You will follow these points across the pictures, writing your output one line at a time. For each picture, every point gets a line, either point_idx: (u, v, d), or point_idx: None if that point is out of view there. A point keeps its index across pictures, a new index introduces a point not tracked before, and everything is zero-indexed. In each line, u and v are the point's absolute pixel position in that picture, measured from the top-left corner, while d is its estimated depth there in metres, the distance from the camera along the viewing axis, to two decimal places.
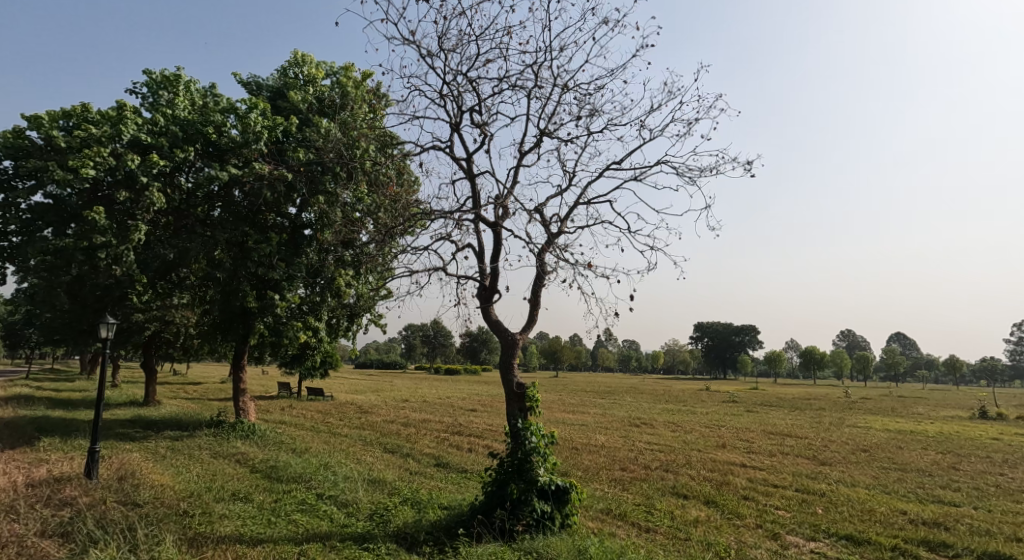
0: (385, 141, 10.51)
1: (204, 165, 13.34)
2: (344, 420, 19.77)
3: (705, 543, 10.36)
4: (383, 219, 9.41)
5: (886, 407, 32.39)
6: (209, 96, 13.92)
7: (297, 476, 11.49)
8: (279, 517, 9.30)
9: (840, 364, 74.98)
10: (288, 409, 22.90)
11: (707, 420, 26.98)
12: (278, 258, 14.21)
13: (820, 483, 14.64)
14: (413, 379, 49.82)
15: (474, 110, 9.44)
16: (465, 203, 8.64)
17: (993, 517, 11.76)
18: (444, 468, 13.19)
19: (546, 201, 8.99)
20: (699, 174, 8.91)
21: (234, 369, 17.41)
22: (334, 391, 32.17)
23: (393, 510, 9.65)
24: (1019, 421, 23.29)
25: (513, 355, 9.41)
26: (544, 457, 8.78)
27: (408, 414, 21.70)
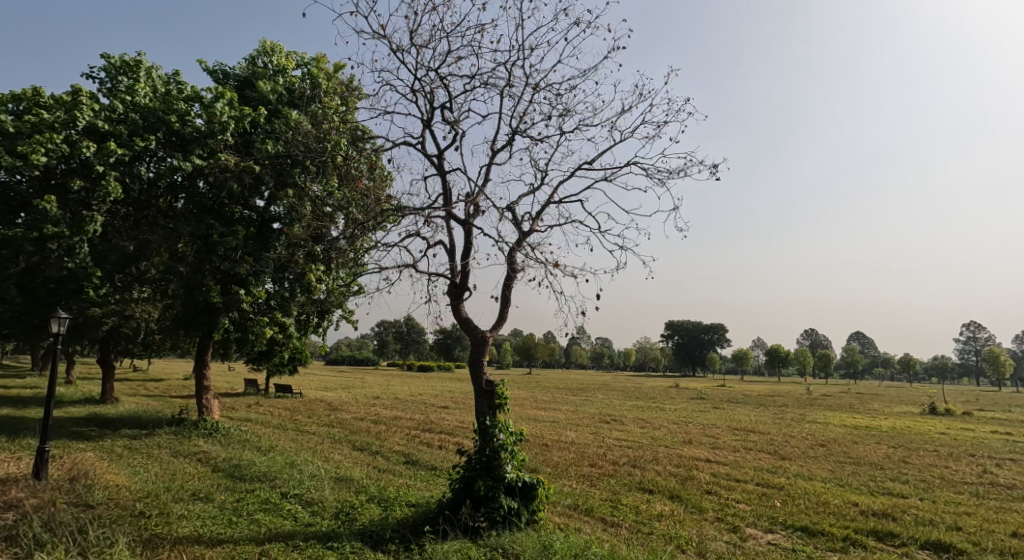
0: (357, 134, 10.46)
1: (166, 155, 13.21)
2: (312, 417, 19.69)
3: (668, 536, 10.65)
4: (355, 214, 9.41)
5: (845, 402, 33.49)
6: (172, 83, 13.59)
7: (261, 475, 11.44)
8: (240, 517, 9.29)
9: (804, 362, 76.72)
10: (255, 405, 22.70)
11: (676, 417, 27.45)
12: (245, 253, 14.06)
13: (779, 477, 15.09)
14: (385, 376, 49.62)
15: (446, 107, 9.52)
16: (436, 201, 8.67)
17: (936, 508, 12.29)
18: (412, 466, 13.27)
19: (518, 199, 9.07)
20: (668, 176, 9.01)
21: (198, 367, 17.20)
22: (304, 388, 31.89)
23: (360, 509, 9.70)
24: (967, 416, 24.26)
25: (482, 353, 9.49)
26: (512, 454, 8.93)
27: (377, 411, 21.66)
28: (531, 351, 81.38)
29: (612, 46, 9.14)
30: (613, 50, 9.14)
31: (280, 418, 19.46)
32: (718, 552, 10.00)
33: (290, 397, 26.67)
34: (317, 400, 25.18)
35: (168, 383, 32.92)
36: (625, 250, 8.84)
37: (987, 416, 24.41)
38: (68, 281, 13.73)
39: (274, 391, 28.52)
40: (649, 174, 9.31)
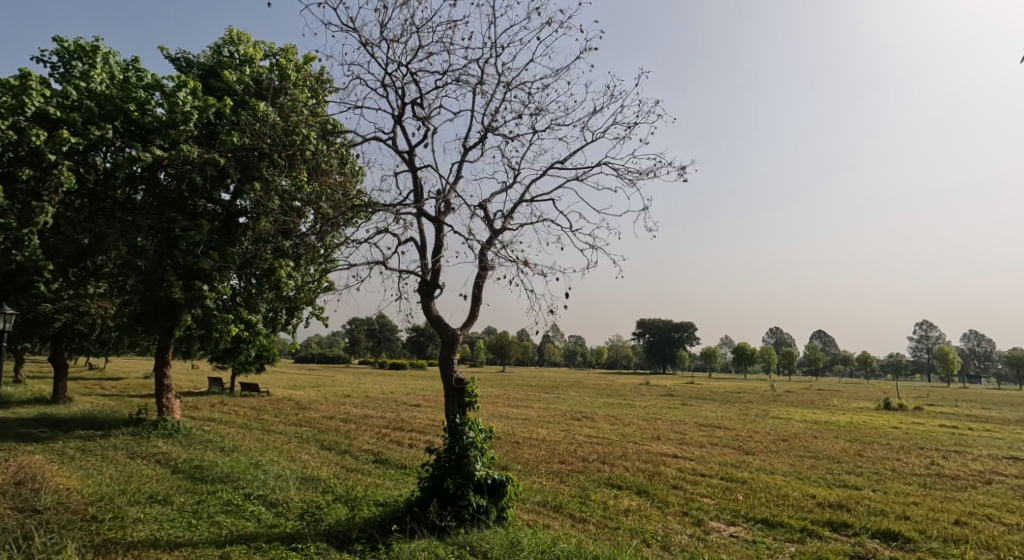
0: (328, 128, 10.44)
1: (124, 145, 12.86)
2: (279, 416, 19.48)
3: (633, 531, 10.87)
4: (324, 209, 9.35)
5: (807, 399, 34.48)
6: (130, 70, 13.47)
7: (223, 476, 11.35)
8: (200, 520, 9.22)
9: (769, 359, 78.32)
10: (219, 405, 22.32)
11: (644, 413, 27.87)
12: (209, 248, 13.72)
13: (742, 471, 15.51)
14: (356, 374, 49.19)
15: (415, 103, 9.32)
16: (406, 197, 8.67)
17: (887, 498, 12.77)
18: (382, 464, 13.30)
19: (489, 196, 9.10)
20: (639, 177, 9.03)
21: (158, 366, 16.94)
22: (272, 387, 31.49)
23: (326, 509, 9.71)
24: (918, 411, 25.23)
25: (452, 351, 9.56)
26: (481, 452, 9.04)
27: (347, 409, 21.57)
28: (504, 349, 81.61)
29: (585, 45, 9.05)
30: (586, 48, 9.05)
31: (245, 417, 19.26)
32: (681, 545, 10.25)
33: (256, 396, 26.32)
34: (284, 399, 24.92)
35: (127, 382, 31.97)
36: (597, 250, 8.96)
37: (937, 410, 25.45)
38: (17, 275, 13.41)
39: (240, 390, 28.12)
40: (621, 173, 9.27)
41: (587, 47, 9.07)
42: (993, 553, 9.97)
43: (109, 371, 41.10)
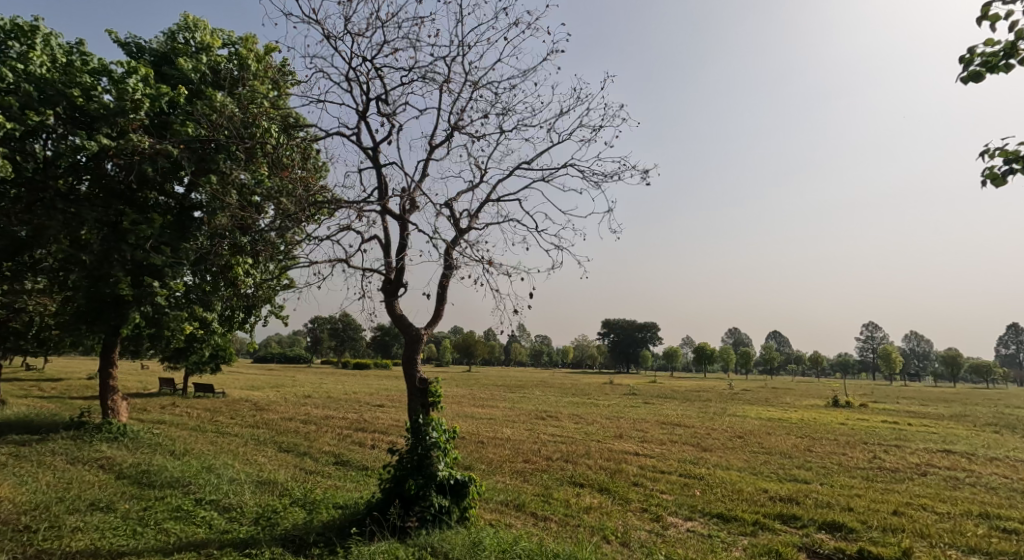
0: (289, 122, 10.41)
1: (69, 133, 12.02)
2: (235, 418, 19.25)
3: (594, 528, 11.20)
4: (285, 204, 9.25)
5: (762, 397, 35.69)
6: (74, 53, 12.65)
7: (173, 482, 11.21)
8: (147, 527, 9.13)
9: (728, 358, 80.13)
10: (171, 407, 21.92)
11: (607, 412, 28.40)
12: (163, 243, 13.70)
13: (700, 467, 16.06)
14: (317, 374, 48.61)
15: (381, 100, 9.31)
16: (369, 195, 8.65)
17: (833, 491, 13.40)
18: (343, 466, 13.35)
19: (455, 196, 9.07)
20: (603, 181, 9.07)
21: (103, 366, 16.60)
22: (229, 388, 30.92)
23: (282, 513, 9.75)
24: (864, 407, 26.43)
25: (416, 350, 9.71)
26: (444, 452, 9.22)
27: (308, 410, 21.46)
28: (471, 349, 81.60)
29: (553, 46, 9.08)
30: (554, 50, 9.10)
31: (200, 419, 18.95)
32: (640, 540, 10.63)
33: (211, 397, 25.86)
34: (240, 400, 24.57)
35: (74, 384, 30.94)
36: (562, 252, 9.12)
37: (881, 407, 26.71)
38: None
39: (194, 390, 27.50)
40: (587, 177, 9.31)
41: (554, 49, 9.10)
42: (925, 540, 10.38)
43: (58, 373, 39.70)
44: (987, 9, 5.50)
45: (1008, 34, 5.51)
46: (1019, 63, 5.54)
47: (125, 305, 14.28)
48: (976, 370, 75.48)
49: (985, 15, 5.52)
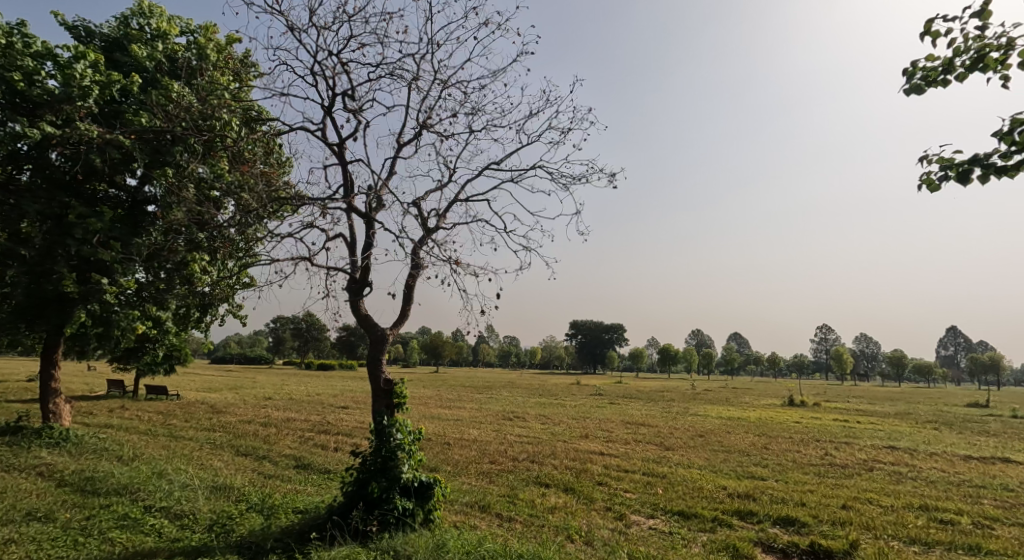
0: (250, 115, 9.92)
1: (8, 119, 11.34)
2: (189, 422, 18.82)
3: (557, 528, 11.45)
4: (246, 199, 8.70)
5: (723, 396, 36.69)
6: (15, 33, 11.84)
7: (119, 488, 10.88)
8: (91, 537, 8.89)
9: (692, 359, 81.59)
10: (120, 410, 21.31)
11: (573, 413, 28.75)
12: (114, 238, 12.89)
13: (663, 466, 16.48)
14: (280, 375, 47.84)
15: (349, 95, 9.37)
16: (336, 192, 8.39)
17: (788, 487, 13.92)
18: (304, 469, 13.24)
19: (423, 195, 8.83)
20: (569, 181, 9.41)
21: (44, 369, 16.24)
22: (184, 390, 30.16)
23: (237, 519, 9.67)
24: (819, 406, 27.41)
25: (381, 351, 9.83)
26: (409, 454, 9.34)
27: (269, 413, 21.11)
28: (439, 350, 81.16)
29: (522, 49, 9.33)
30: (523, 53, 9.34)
31: (151, 423, 18.50)
32: (603, 539, 10.91)
33: (165, 400, 25.18)
34: (197, 402, 24.01)
35: (18, 386, 29.70)
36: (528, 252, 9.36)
37: (835, 406, 27.73)
38: None
39: (146, 392, 26.72)
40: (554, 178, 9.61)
41: (523, 52, 9.34)
42: (870, 531, 10.90)
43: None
44: (929, 24, 5.69)
45: (949, 49, 5.71)
46: (958, 79, 5.75)
47: (69, 303, 13.68)
48: (917, 370, 78.92)
49: (927, 31, 5.71)
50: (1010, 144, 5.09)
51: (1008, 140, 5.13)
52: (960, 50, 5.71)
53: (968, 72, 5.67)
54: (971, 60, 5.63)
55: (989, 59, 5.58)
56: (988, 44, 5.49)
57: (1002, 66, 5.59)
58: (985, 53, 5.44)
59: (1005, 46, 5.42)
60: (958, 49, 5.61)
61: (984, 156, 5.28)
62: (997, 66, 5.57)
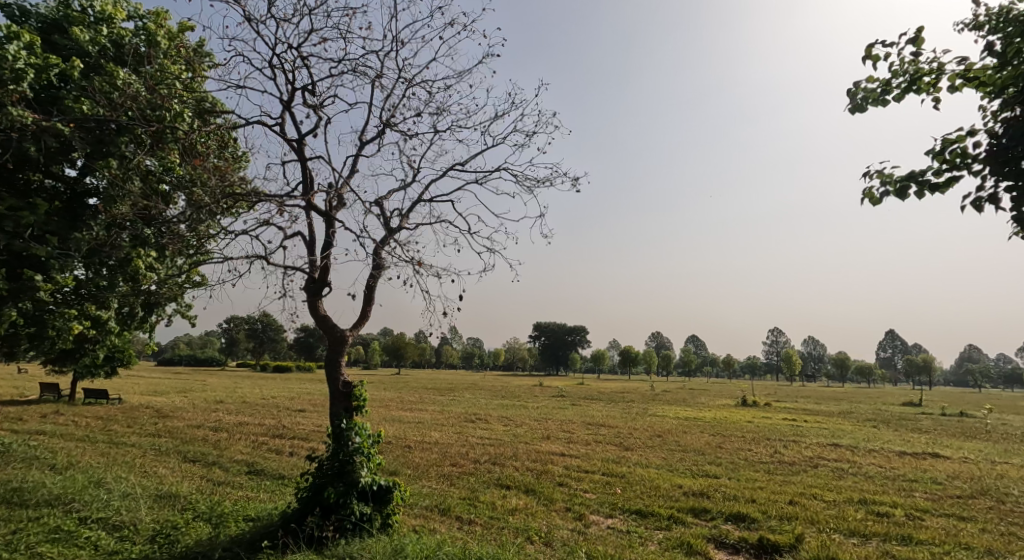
0: (203, 106, 9.56)
1: None
2: (135, 425, 17.03)
3: (518, 529, 11.66)
4: (197, 194, 8.46)
5: (678, 397, 37.80)
6: None
7: (52, 499, 9.59)
8: (17, 553, 7.86)
9: (651, 361, 83.11)
10: (55, 416, 20.17)
11: (534, 414, 29.07)
12: (43, 230, 9.40)
13: (622, 466, 16.86)
14: (233, 378, 46.63)
15: (307, 90, 8.59)
16: (295, 189, 8.12)
17: (739, 485, 14.43)
18: (257, 475, 11.90)
19: (386, 194, 8.63)
20: (536, 185, 9.06)
21: None
22: (124, 394, 28.80)
23: (183, 528, 8.93)
24: (768, 406, 28.52)
25: (340, 353, 9.88)
26: (368, 458, 9.37)
27: (219, 415, 20.45)
28: (401, 351, 80.39)
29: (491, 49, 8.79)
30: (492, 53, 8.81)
31: (91, 426, 17.57)
32: (562, 539, 11.18)
33: (104, 405, 24.04)
34: (140, 407, 23.05)
35: None
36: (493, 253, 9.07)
37: (783, 405, 28.91)
38: None
39: (83, 396, 25.45)
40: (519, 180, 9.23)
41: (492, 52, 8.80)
42: (814, 525, 11.43)
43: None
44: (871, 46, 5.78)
45: (885, 71, 5.79)
46: (894, 101, 5.85)
47: None
48: (856, 371, 82.47)
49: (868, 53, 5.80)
50: (943, 161, 5.09)
51: (943, 156, 5.12)
52: (895, 73, 5.83)
53: (903, 95, 5.79)
54: (904, 84, 5.76)
55: (921, 82, 5.73)
56: (921, 68, 5.63)
57: (933, 90, 5.72)
58: (920, 76, 5.56)
59: (937, 71, 5.56)
60: (893, 72, 5.75)
61: (918, 172, 5.22)
62: (929, 90, 5.71)
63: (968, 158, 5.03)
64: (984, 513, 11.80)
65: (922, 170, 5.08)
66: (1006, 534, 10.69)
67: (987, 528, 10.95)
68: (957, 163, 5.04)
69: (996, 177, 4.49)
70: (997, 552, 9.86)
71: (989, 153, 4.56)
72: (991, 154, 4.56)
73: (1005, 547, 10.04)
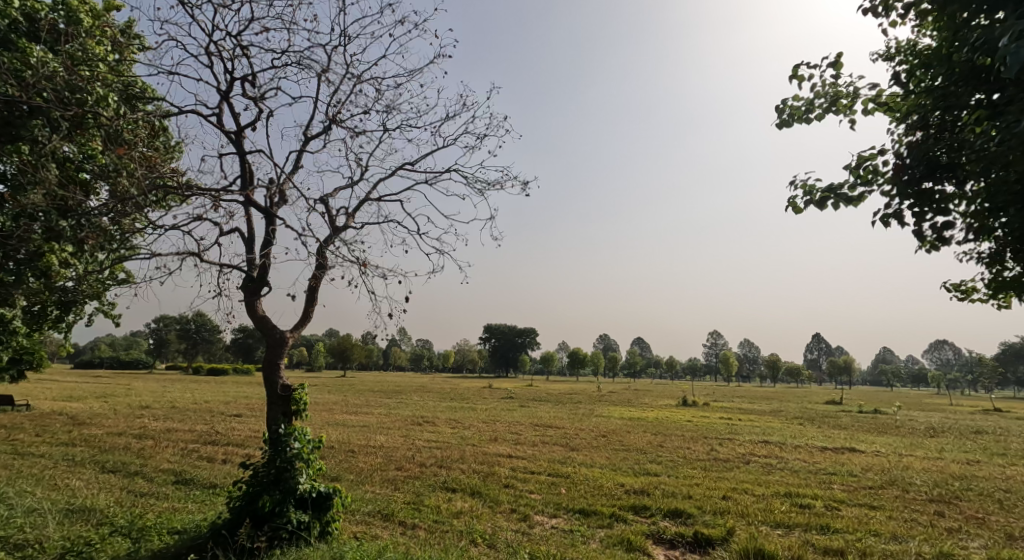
0: (132, 92, 9.13)
1: None
2: (46, 434, 16.03)
3: (462, 532, 11.62)
4: (122, 185, 8.02)
5: (624, 397, 38.61)
6: None
7: None
8: None
9: (599, 363, 84.22)
10: None
11: (483, 416, 29.05)
12: None
13: (567, 466, 17.00)
14: (162, 382, 44.61)
15: (248, 80, 7.99)
16: (230, 183, 7.57)
17: (678, 482, 14.75)
18: (185, 485, 11.44)
19: (333, 191, 8.11)
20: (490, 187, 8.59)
21: None
22: (36, 400, 26.92)
23: (100, 544, 8.45)
24: (707, 405, 29.39)
25: (279, 356, 9.56)
26: (307, 463, 9.14)
27: (145, 421, 19.45)
28: (346, 352, 78.77)
29: (446, 45, 8.24)
30: (447, 49, 8.26)
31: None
32: (506, 541, 11.17)
33: (13, 412, 22.44)
34: (55, 414, 21.66)
35: None
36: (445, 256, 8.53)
37: (722, 404, 29.95)
38: None
39: None
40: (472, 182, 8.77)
41: (446, 48, 8.26)
42: (745, 519, 11.81)
43: None
44: (798, 67, 6.14)
45: (809, 92, 6.15)
46: (815, 121, 6.22)
47: None
48: (788, 371, 85.91)
49: (796, 73, 6.16)
50: (857, 177, 5.57)
51: (856, 172, 5.60)
52: (817, 93, 6.17)
53: (823, 114, 6.21)
54: (824, 105, 6.19)
55: (838, 105, 6.17)
56: (840, 91, 6.08)
57: (847, 112, 6.19)
58: (840, 98, 6.01)
59: (853, 96, 6.06)
60: (816, 93, 6.13)
61: (836, 187, 5.67)
62: (845, 112, 6.18)
63: (877, 176, 5.55)
64: (892, 501, 12.44)
65: (840, 184, 5.56)
66: (911, 520, 11.32)
67: (894, 515, 11.57)
68: (869, 180, 5.52)
69: (900, 196, 5.25)
70: (902, 537, 10.40)
71: (897, 171, 5.30)
72: (898, 174, 5.31)
73: (909, 532, 10.61)
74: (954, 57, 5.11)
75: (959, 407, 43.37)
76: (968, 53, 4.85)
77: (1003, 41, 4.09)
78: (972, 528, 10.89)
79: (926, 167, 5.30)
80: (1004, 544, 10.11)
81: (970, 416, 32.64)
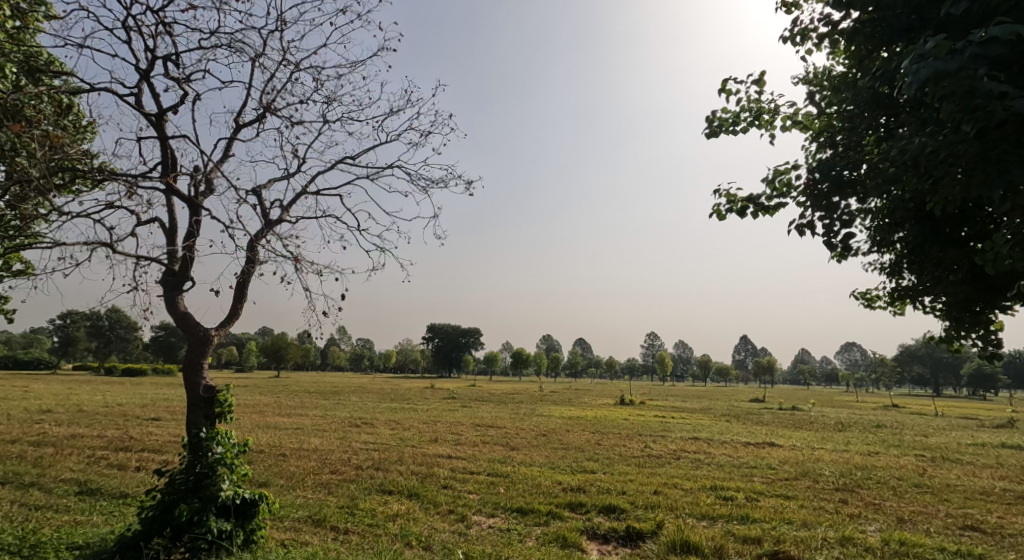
0: (35, 65, 8.27)
1: None
2: None
3: (397, 536, 11.19)
4: (22, 167, 7.11)
5: (565, 397, 38.80)
6: None
7: None
8: None
9: (541, 362, 84.54)
10: None
11: (423, 416, 28.50)
12: None
13: (506, 466, 16.78)
14: (77, 383, 41.65)
15: (171, 60, 7.18)
16: (150, 169, 6.79)
17: (613, 478, 14.77)
18: (90, 496, 10.58)
19: (266, 182, 7.42)
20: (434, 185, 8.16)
21: None
22: None
23: None
24: (644, 404, 29.85)
25: (200, 355, 8.85)
26: (230, 469, 8.51)
27: (51, 425, 18.00)
28: (281, 351, 76.17)
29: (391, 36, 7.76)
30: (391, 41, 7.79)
31: None
32: (442, 542, 10.85)
33: None
34: None
35: None
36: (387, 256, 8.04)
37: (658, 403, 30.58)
38: None
39: None
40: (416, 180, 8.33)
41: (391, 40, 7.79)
42: (673, 512, 11.89)
43: None
44: (725, 81, 6.23)
45: (735, 104, 6.25)
46: (740, 134, 6.29)
47: None
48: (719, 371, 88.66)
49: (724, 87, 6.22)
50: (773, 188, 5.67)
51: (771, 184, 5.69)
52: (743, 106, 6.27)
53: (748, 128, 6.29)
54: (749, 118, 6.26)
55: (760, 120, 6.26)
56: (763, 107, 6.17)
57: (769, 128, 6.31)
58: (762, 114, 6.11)
59: (774, 111, 6.17)
60: (741, 107, 6.21)
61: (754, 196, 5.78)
62: (766, 127, 6.28)
63: (791, 189, 5.66)
64: (803, 491, 12.85)
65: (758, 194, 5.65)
66: (818, 507, 11.65)
67: (805, 504, 11.90)
68: (783, 193, 5.62)
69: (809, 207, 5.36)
70: (811, 523, 10.69)
71: (808, 185, 5.38)
72: (809, 188, 5.38)
73: (817, 519, 10.91)
74: (859, 84, 5.23)
75: (877, 405, 45.71)
76: (869, 80, 4.98)
77: (903, 63, 4.11)
78: (870, 513, 11.31)
79: (834, 182, 5.32)
80: (897, 527, 10.52)
81: (887, 413, 34.32)
